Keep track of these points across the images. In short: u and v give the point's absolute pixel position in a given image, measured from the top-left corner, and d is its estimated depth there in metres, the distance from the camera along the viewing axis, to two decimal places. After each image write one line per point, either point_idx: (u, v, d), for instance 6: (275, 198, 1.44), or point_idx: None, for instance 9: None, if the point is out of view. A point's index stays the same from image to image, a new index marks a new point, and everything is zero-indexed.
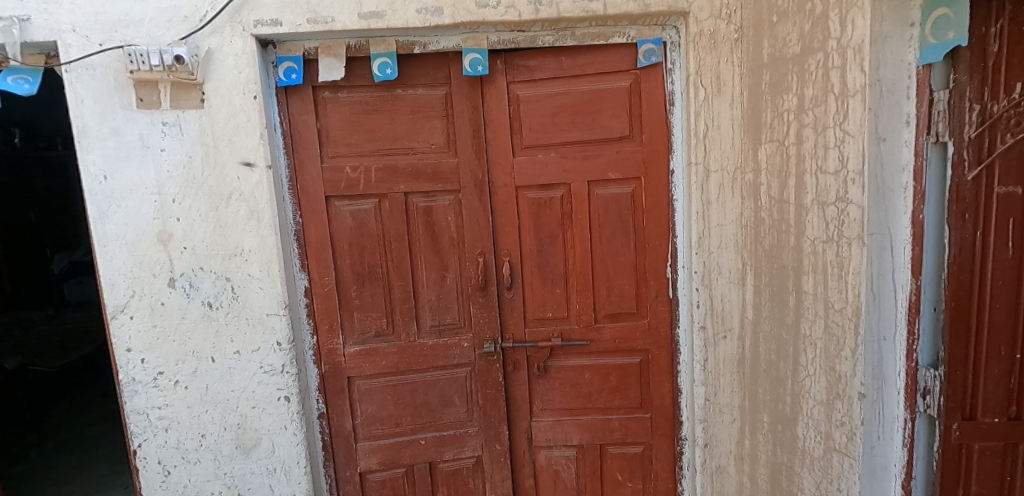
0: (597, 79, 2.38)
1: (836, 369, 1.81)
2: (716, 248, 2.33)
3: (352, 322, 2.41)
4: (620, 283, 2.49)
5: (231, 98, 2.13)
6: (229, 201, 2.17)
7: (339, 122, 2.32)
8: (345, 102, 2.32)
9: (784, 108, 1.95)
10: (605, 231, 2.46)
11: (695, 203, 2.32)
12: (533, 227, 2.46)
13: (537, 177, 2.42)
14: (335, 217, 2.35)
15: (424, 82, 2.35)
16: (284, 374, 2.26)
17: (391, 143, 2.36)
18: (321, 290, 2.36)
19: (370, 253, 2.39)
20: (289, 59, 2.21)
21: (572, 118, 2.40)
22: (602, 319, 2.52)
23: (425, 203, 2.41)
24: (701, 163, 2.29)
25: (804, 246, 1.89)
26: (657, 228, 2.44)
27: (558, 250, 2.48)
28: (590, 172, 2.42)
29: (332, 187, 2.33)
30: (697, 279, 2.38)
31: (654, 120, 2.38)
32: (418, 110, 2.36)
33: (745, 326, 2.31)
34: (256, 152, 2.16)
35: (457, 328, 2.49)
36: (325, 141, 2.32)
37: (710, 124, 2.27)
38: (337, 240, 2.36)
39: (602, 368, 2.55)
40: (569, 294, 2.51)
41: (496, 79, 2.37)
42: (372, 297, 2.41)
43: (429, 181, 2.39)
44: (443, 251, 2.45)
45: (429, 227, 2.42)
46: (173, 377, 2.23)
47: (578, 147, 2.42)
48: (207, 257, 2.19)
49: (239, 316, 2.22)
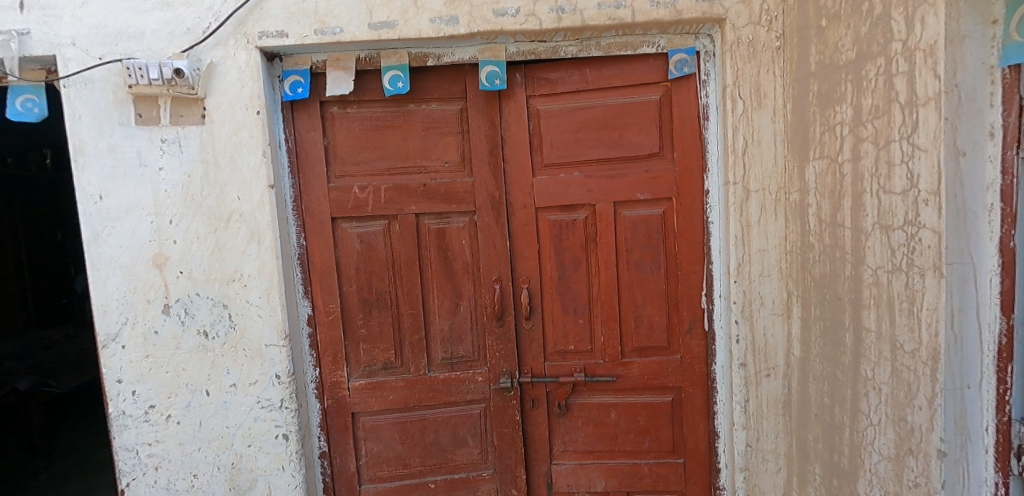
0: (624, 92, 2.21)
1: (907, 420, 1.57)
2: (757, 277, 2.11)
3: (358, 353, 2.24)
4: (649, 313, 2.27)
5: (233, 113, 2.00)
6: (228, 222, 2.02)
7: (347, 139, 2.18)
8: (353, 118, 2.18)
9: (838, 121, 1.74)
10: (633, 257, 2.26)
11: (733, 227, 2.11)
12: (554, 251, 2.28)
13: (559, 197, 2.25)
14: (342, 240, 2.20)
15: (438, 96, 2.20)
16: (283, 409, 2.09)
17: (402, 161, 2.21)
18: (325, 319, 2.20)
19: (379, 279, 2.22)
20: (296, 72, 2.08)
21: (597, 134, 2.23)
22: (630, 353, 2.30)
23: (437, 226, 2.24)
24: (741, 183, 2.08)
25: (863, 276, 1.68)
26: (690, 254, 2.23)
27: (581, 277, 2.28)
28: (617, 192, 2.23)
29: (339, 208, 2.18)
30: (735, 310, 2.14)
31: (686, 137, 2.19)
32: (431, 127, 2.21)
33: (791, 363, 2.07)
34: (259, 171, 2.02)
35: (471, 361, 2.30)
36: (332, 159, 2.18)
37: (750, 140, 2.06)
38: (343, 265, 2.20)
39: (630, 407, 2.32)
40: (593, 325, 2.30)
41: (515, 93, 2.21)
42: (380, 326, 2.24)
43: (442, 202, 2.22)
44: (456, 278, 2.27)
45: (442, 252, 2.25)
46: (165, 411, 2.08)
47: (603, 165, 2.24)
48: (203, 282, 2.04)
49: (236, 346, 2.06)
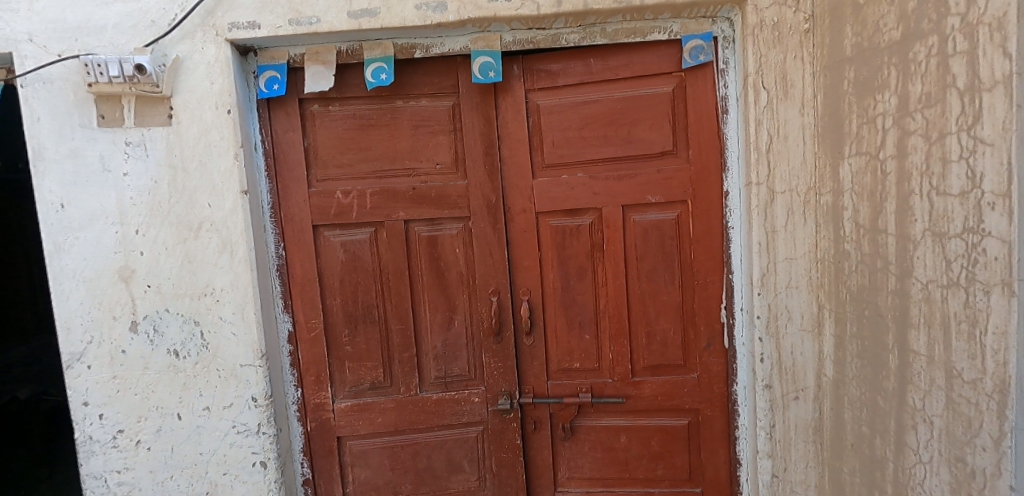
0: (633, 83, 2.00)
1: (965, 462, 1.39)
2: (784, 289, 1.88)
3: (343, 373, 2.06)
4: (662, 329, 2.06)
5: (202, 113, 1.83)
6: (198, 232, 1.85)
7: (329, 140, 2.00)
8: (336, 117, 2.00)
9: (878, 111, 1.56)
10: (643, 266, 2.04)
11: (756, 234, 1.88)
12: (556, 260, 2.07)
13: (561, 201, 2.04)
14: (324, 249, 2.02)
15: (428, 92, 2.01)
16: (260, 435, 1.92)
17: (390, 163, 2.03)
18: (307, 335, 2.02)
19: (365, 291, 2.04)
20: (272, 67, 1.91)
21: (603, 131, 2.02)
22: (641, 372, 2.08)
23: (428, 233, 2.05)
24: (766, 183, 1.86)
25: (910, 292, 1.49)
26: (708, 262, 2.01)
27: (587, 288, 2.07)
28: (625, 195, 2.02)
29: (321, 215, 2.00)
30: (760, 326, 1.91)
31: (702, 133, 1.97)
32: (420, 125, 2.02)
33: (822, 384, 1.86)
34: (230, 176, 1.84)
35: (467, 380, 2.11)
36: (313, 162, 2.01)
37: (775, 135, 1.84)
38: (326, 276, 2.03)
39: (642, 431, 2.11)
40: (601, 341, 2.09)
41: (512, 87, 2.01)
42: (367, 343, 2.06)
43: (433, 208, 2.03)
44: (450, 290, 2.07)
45: (434, 262, 2.06)
46: (134, 436, 1.92)
47: (610, 165, 2.02)
48: (172, 297, 1.87)
49: (209, 367, 1.90)
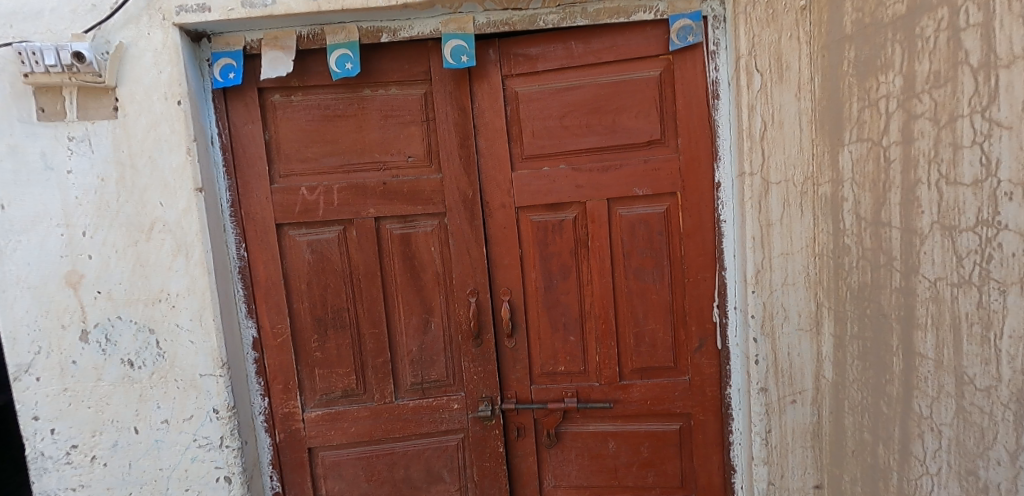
0: (617, 68, 1.86)
1: (977, 476, 1.28)
2: (780, 286, 1.76)
3: (313, 380, 1.94)
4: (651, 329, 1.94)
5: (150, 104, 1.69)
6: (150, 234, 1.72)
7: (292, 133, 1.87)
8: (299, 108, 1.87)
9: (881, 94, 1.43)
10: (630, 264, 1.92)
11: (749, 228, 1.77)
12: (538, 258, 1.95)
13: (542, 195, 1.91)
14: (290, 250, 1.89)
15: (398, 79, 1.87)
16: (223, 449, 1.80)
17: (358, 156, 1.89)
18: (273, 342, 1.90)
19: (334, 294, 1.92)
20: (227, 55, 1.77)
21: (585, 119, 1.89)
22: (629, 375, 1.97)
23: (401, 231, 1.92)
24: (760, 174, 1.74)
25: (916, 291, 1.38)
26: (700, 258, 1.88)
27: (571, 287, 1.95)
28: (610, 188, 1.89)
29: (285, 214, 1.87)
30: (755, 326, 1.80)
31: (692, 120, 1.84)
32: (390, 115, 1.89)
33: (821, 387, 1.74)
34: (183, 173, 1.71)
35: (446, 386, 1.99)
36: (276, 157, 1.87)
37: (769, 121, 1.72)
38: (293, 279, 1.90)
39: (631, 436, 1.99)
40: (586, 342, 1.97)
41: (488, 73, 1.88)
42: (338, 349, 1.93)
43: (406, 204, 1.90)
44: (426, 292, 1.95)
45: (408, 261, 1.93)
46: (89, 451, 1.78)
47: (593, 156, 1.90)
48: (125, 303, 1.74)
49: (167, 377, 1.77)
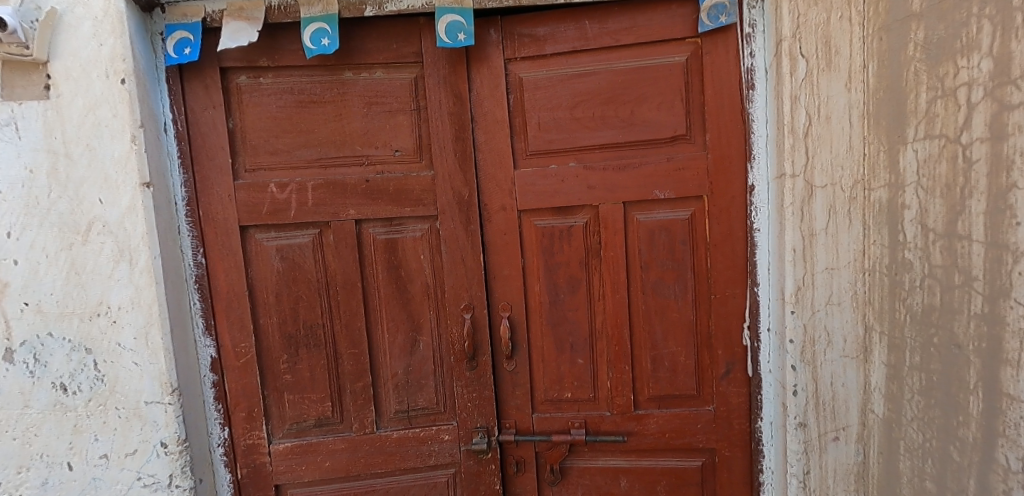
0: (637, 53, 1.62)
1: None
2: (823, 306, 1.53)
3: (282, 407, 1.68)
4: (671, 353, 1.69)
5: (88, 82, 1.43)
6: (87, 236, 1.45)
7: (261, 120, 1.62)
8: (268, 92, 1.61)
9: (960, 81, 1.21)
10: (649, 277, 1.68)
11: (788, 239, 1.54)
12: (543, 269, 1.70)
13: (549, 197, 1.67)
14: (257, 256, 1.63)
15: (384, 61, 1.62)
16: (172, 489, 1.53)
17: (337, 149, 1.64)
18: (236, 363, 1.64)
19: (307, 307, 1.66)
20: (183, 27, 1.51)
21: (600, 111, 1.64)
22: (645, 404, 1.72)
23: (386, 236, 1.67)
24: (803, 176, 1.50)
25: (1006, 318, 1.15)
26: (728, 272, 1.64)
27: (580, 303, 1.71)
28: (627, 190, 1.65)
29: (252, 214, 1.61)
30: (793, 352, 1.56)
31: (723, 113, 1.60)
32: (374, 102, 1.64)
33: (868, 423, 1.51)
34: (127, 164, 1.44)
35: (435, 414, 1.73)
36: (242, 148, 1.62)
37: (815, 115, 1.48)
38: (259, 290, 1.64)
39: (646, 473, 1.74)
40: (597, 366, 1.73)
41: (488, 56, 1.63)
42: (311, 371, 1.67)
43: (391, 205, 1.65)
44: (413, 306, 1.69)
45: (393, 271, 1.68)
46: (13, 492, 1.48)
47: (608, 153, 1.65)
48: (58, 318, 1.46)
49: (106, 405, 1.49)
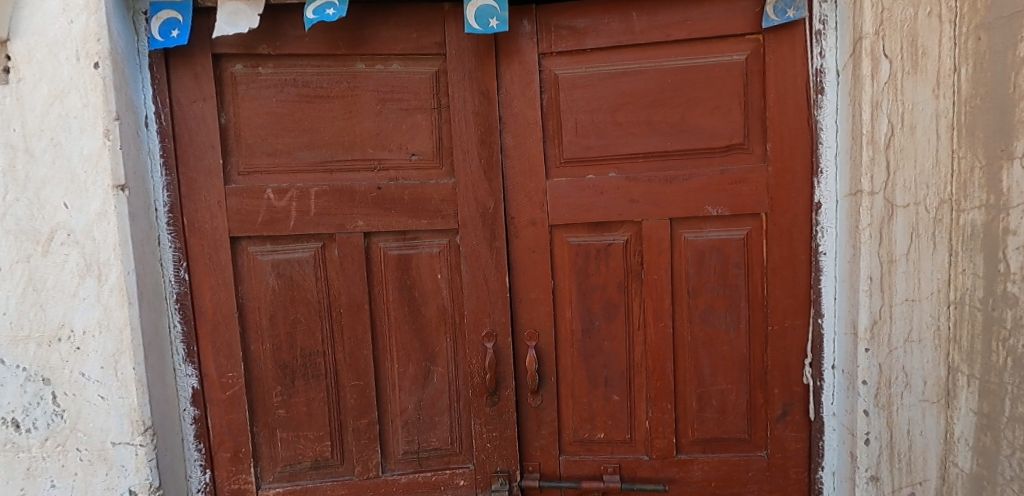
0: (690, 50, 1.43)
1: None
2: (901, 344, 1.32)
3: (274, 446, 1.46)
4: (721, 391, 1.49)
5: (55, 66, 1.21)
6: (48, 246, 1.22)
7: (258, 115, 1.40)
8: (267, 83, 1.40)
9: None
10: (697, 304, 1.48)
11: (863, 266, 1.34)
12: (576, 293, 1.49)
13: (585, 210, 1.46)
14: (249, 272, 1.42)
15: (402, 51, 1.42)
16: None
17: (345, 150, 1.43)
18: (221, 395, 1.41)
19: (306, 333, 1.44)
20: (170, 6, 1.30)
21: (646, 115, 1.44)
22: (689, 448, 1.52)
23: (399, 252, 1.46)
24: (883, 193, 1.30)
25: None
26: (788, 301, 1.45)
27: (617, 332, 1.50)
28: (676, 205, 1.45)
29: (244, 224, 1.39)
30: (865, 395, 1.36)
31: (786, 120, 1.41)
32: (389, 98, 1.43)
33: (950, 478, 1.28)
34: (98, 163, 1.23)
35: (449, 456, 1.52)
36: (235, 147, 1.40)
37: (898, 124, 1.28)
38: (250, 311, 1.42)
39: None
40: (635, 403, 1.52)
41: (521, 49, 1.43)
42: (308, 406, 1.45)
43: (406, 216, 1.44)
44: (427, 333, 1.48)
45: (405, 292, 1.47)
46: None
47: (654, 163, 1.45)
48: (9, 342, 1.23)
49: (65, 446, 1.26)
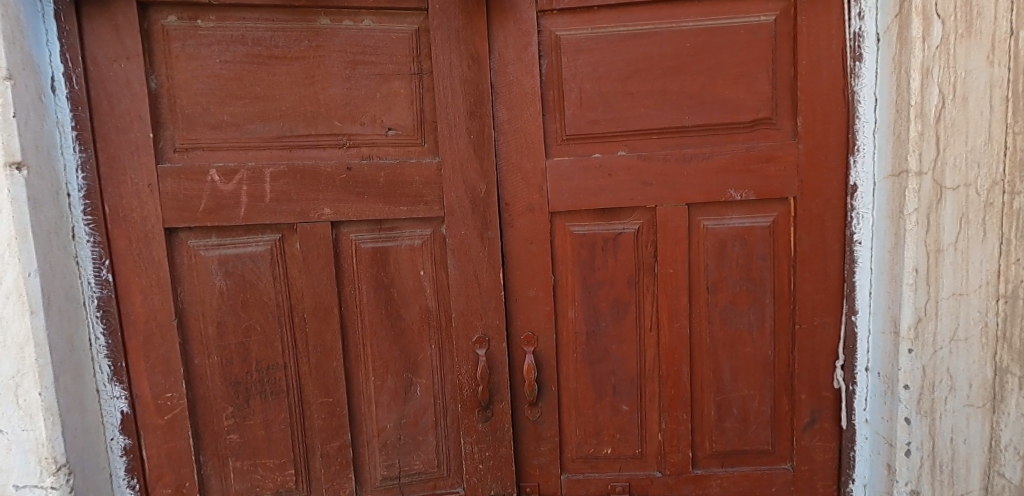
0: (711, 9, 1.24)
1: None
2: (947, 344, 1.15)
3: (226, 478, 1.22)
4: (742, 397, 1.33)
5: None
6: None
7: (197, 79, 1.15)
8: (208, 40, 1.15)
9: None
10: (716, 302, 1.31)
11: (907, 257, 1.16)
12: (580, 290, 1.30)
13: (592, 195, 1.26)
14: (191, 272, 1.17)
15: (374, 4, 1.18)
16: None
17: (307, 123, 1.19)
18: (159, 420, 1.17)
19: (262, 343, 1.20)
20: None
21: (661, 84, 1.25)
22: (706, 462, 1.35)
23: (374, 246, 1.23)
24: (932, 173, 1.13)
25: None
26: (818, 296, 1.29)
27: (627, 334, 1.32)
28: (695, 189, 1.26)
29: (183, 214, 1.14)
30: (907, 401, 1.19)
31: (819, 92, 1.24)
32: (360, 60, 1.20)
33: (994, 489, 1.14)
34: None
35: (435, 480, 1.31)
36: (169, 118, 1.14)
37: (949, 95, 1.11)
38: (192, 318, 1.17)
39: None
40: (647, 414, 1.34)
41: (517, 5, 1.22)
42: (267, 429, 1.22)
43: (382, 202, 1.21)
44: (409, 339, 1.26)
45: (382, 292, 1.24)
46: None
47: (670, 140, 1.27)
48: None
49: None
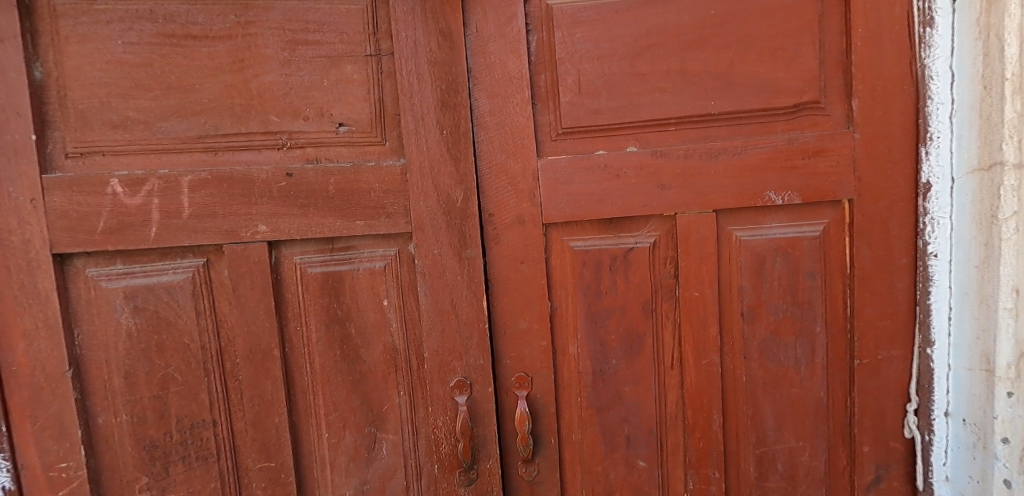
0: None
1: None
2: None
3: None
4: (787, 450, 1.07)
5: None
6: None
7: (93, 66, 0.91)
8: (107, 16, 0.91)
9: None
10: (753, 332, 1.05)
11: (1004, 273, 0.91)
12: (584, 321, 1.05)
13: (596, 202, 1.01)
14: (91, 309, 0.93)
15: None
16: None
17: (236, 119, 0.95)
18: None
19: (185, 396, 0.96)
20: None
21: (680, 62, 1.00)
22: None
23: (325, 270, 0.99)
24: None
25: None
26: (883, 323, 1.03)
27: (643, 373, 1.06)
28: (725, 192, 1.01)
29: (77, 237, 0.90)
30: (1005, 458, 0.92)
31: (879, 68, 0.99)
32: (301, 39, 0.96)
33: None
34: None
35: None
36: (58, 115, 0.91)
37: None
38: (93, 367, 0.93)
39: None
40: (669, 471, 1.08)
41: None
42: None
43: (332, 216, 0.97)
44: (371, 386, 1.01)
45: (335, 328, 1.00)
46: None
47: (691, 132, 1.02)
48: None
49: None
